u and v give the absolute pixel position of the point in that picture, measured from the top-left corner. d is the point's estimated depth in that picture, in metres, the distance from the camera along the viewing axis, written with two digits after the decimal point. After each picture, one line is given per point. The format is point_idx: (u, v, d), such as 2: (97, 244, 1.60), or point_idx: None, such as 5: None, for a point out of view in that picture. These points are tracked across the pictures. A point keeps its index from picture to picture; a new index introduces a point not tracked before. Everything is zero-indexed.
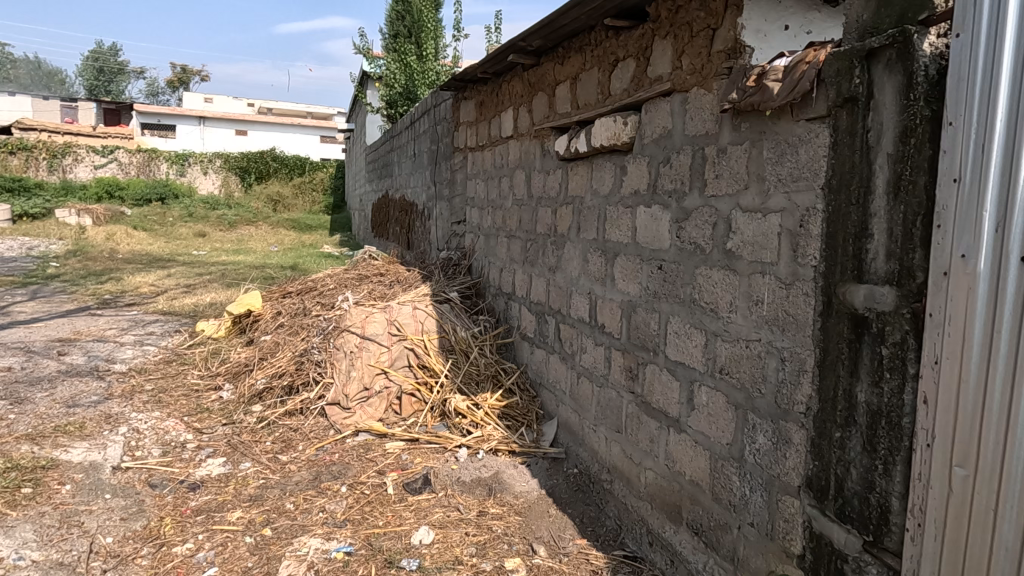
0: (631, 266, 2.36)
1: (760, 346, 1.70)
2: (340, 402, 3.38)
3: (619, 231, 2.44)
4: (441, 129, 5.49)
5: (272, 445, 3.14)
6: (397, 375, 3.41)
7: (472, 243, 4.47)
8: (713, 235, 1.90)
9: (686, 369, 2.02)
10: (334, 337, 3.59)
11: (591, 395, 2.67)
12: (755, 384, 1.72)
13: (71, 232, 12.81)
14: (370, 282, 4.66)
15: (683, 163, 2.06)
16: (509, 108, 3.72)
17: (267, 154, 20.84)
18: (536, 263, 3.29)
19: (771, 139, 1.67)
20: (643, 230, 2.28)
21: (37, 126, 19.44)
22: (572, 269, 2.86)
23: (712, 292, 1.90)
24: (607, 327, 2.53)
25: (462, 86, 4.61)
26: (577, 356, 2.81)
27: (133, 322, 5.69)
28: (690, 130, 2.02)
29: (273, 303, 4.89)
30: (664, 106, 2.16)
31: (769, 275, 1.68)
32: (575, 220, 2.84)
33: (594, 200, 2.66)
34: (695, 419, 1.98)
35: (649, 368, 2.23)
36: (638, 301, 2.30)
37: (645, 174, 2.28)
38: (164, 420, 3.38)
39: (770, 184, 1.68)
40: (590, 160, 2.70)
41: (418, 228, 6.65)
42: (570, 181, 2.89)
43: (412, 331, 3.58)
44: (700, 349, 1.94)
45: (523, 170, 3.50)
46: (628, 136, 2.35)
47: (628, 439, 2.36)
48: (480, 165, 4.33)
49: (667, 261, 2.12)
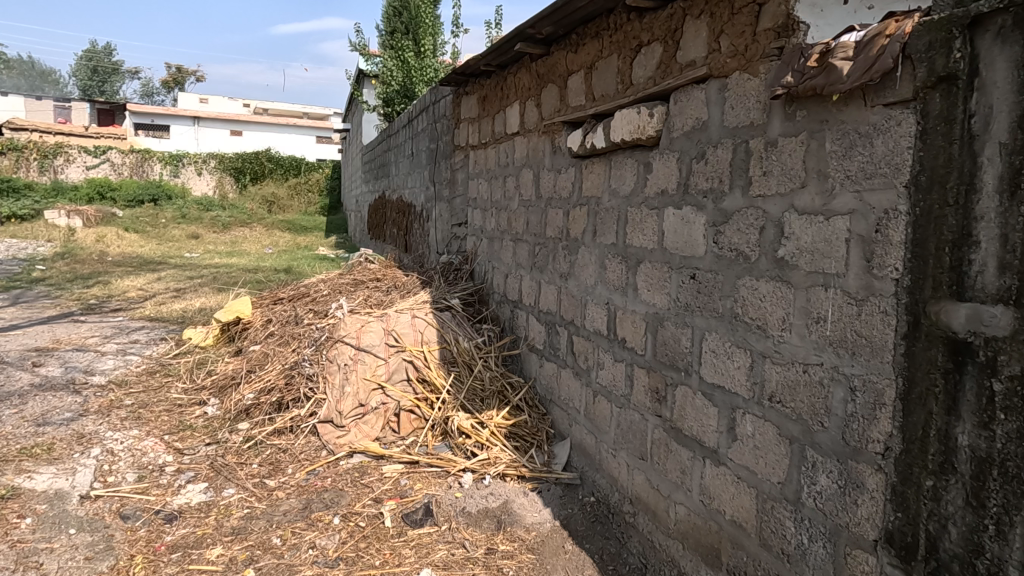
0: (657, 275, 2.11)
1: (822, 372, 1.45)
2: (333, 419, 3.12)
3: (643, 236, 2.20)
4: (441, 127, 5.24)
5: (258, 469, 2.88)
6: (395, 390, 3.17)
7: (475, 246, 4.21)
8: (759, 242, 1.66)
9: (727, 395, 1.77)
10: (327, 349, 3.33)
11: (610, 416, 2.42)
12: (816, 417, 1.47)
13: (61, 233, 12.54)
14: (366, 287, 4.40)
15: (721, 159, 1.80)
16: (515, 102, 3.47)
17: (262, 154, 20.57)
18: (545, 269, 3.04)
19: (837, 129, 1.42)
20: (672, 235, 2.03)
21: (29, 126, 19.15)
22: (588, 277, 2.61)
23: (759, 307, 1.65)
24: (629, 341, 2.28)
25: (463, 81, 4.37)
26: (593, 372, 2.56)
27: (117, 329, 5.42)
28: (730, 121, 1.77)
29: (264, 310, 4.63)
30: (698, 95, 1.91)
31: (833, 289, 1.43)
32: (590, 224, 2.59)
33: (613, 201, 2.41)
34: (737, 452, 1.73)
35: (680, 390, 1.98)
36: (666, 315, 2.05)
37: (674, 171, 2.02)
38: (142, 440, 3.12)
39: (834, 182, 1.43)
40: (608, 157, 2.45)
41: (416, 230, 6.40)
42: (584, 181, 2.64)
43: (411, 341, 3.34)
44: (745, 372, 1.70)
45: (531, 169, 3.25)
46: (655, 129, 2.10)
47: (655, 468, 2.11)
48: (483, 164, 4.07)
49: (702, 270, 1.88)
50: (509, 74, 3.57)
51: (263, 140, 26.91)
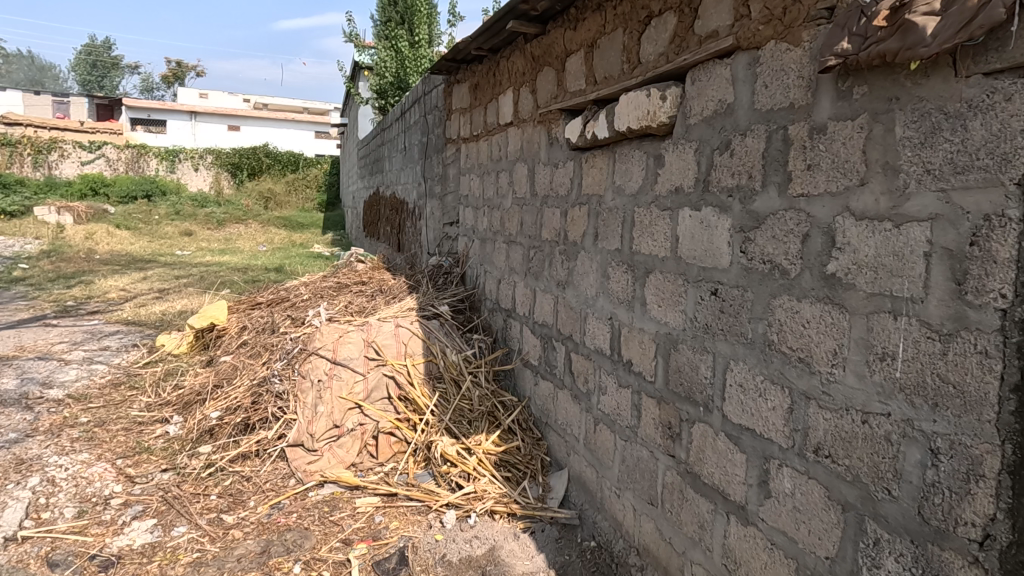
0: (670, 289, 1.78)
1: (889, 426, 1.12)
2: (304, 443, 2.80)
3: (654, 242, 1.86)
4: (433, 118, 4.90)
5: (216, 502, 2.56)
6: (373, 410, 2.86)
7: (467, 248, 3.87)
8: (801, 254, 1.32)
9: (759, 441, 1.44)
10: (300, 362, 3.05)
11: (613, 450, 2.09)
12: (881, 483, 1.14)
13: (49, 230, 12.22)
14: (349, 292, 4.07)
15: (752, 149, 1.47)
16: (509, 89, 3.13)
17: (258, 150, 20.21)
18: (541, 276, 2.71)
19: (912, 109, 1.08)
20: (689, 241, 1.69)
21: (22, 121, 18.86)
22: (588, 288, 2.27)
23: (801, 336, 1.32)
24: (636, 366, 1.95)
25: (454, 68, 4.04)
26: (594, 397, 2.23)
27: (89, 335, 5.08)
28: (763, 103, 1.43)
29: (240, 316, 4.30)
30: (722, 72, 1.57)
31: (905, 317, 1.10)
32: (591, 226, 2.26)
33: (617, 201, 2.07)
34: (771, 512, 1.40)
35: (698, 429, 1.65)
36: (681, 337, 1.72)
37: (692, 165, 1.69)
38: (91, 465, 2.80)
39: (908, 178, 1.09)
40: (611, 150, 2.12)
41: (409, 229, 6.05)
42: (584, 176, 2.31)
43: (394, 355, 3.04)
44: (782, 415, 1.37)
45: (526, 164, 2.91)
46: (668, 115, 1.76)
47: (666, 517, 1.79)
48: (476, 158, 3.73)
49: (726, 286, 1.54)
50: (502, 58, 3.23)
51: (261, 135, 26.54)
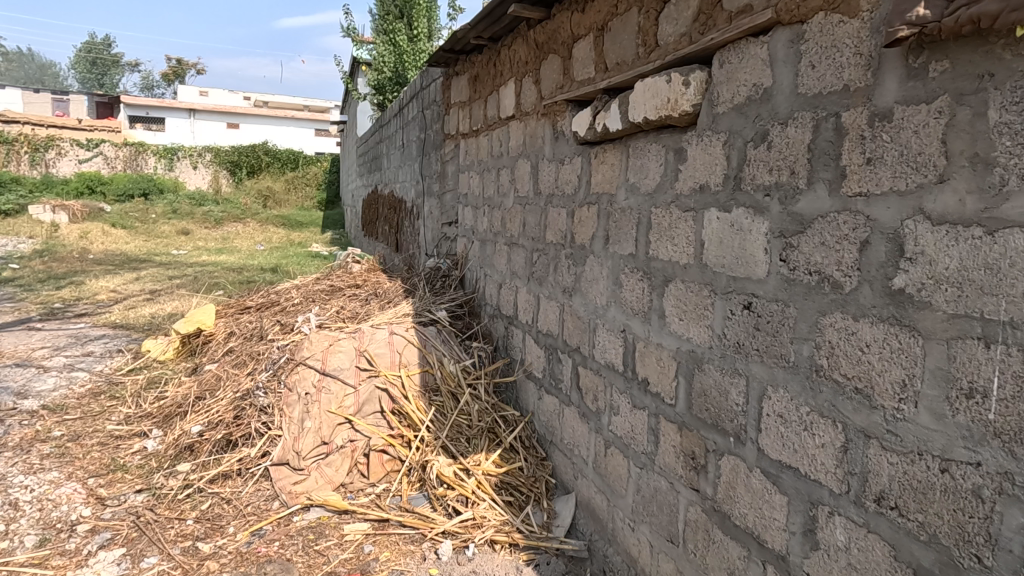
0: (693, 301, 1.57)
1: (980, 480, 0.91)
2: (289, 461, 2.60)
3: (674, 247, 1.65)
4: (431, 113, 4.68)
5: (193, 527, 2.35)
6: (365, 426, 2.66)
7: (465, 249, 3.66)
8: (858, 264, 1.11)
9: (804, 482, 1.23)
10: (286, 374, 2.86)
11: (626, 478, 1.88)
12: (968, 549, 0.93)
13: (44, 229, 12.03)
14: (343, 296, 3.87)
15: (794, 140, 1.25)
16: (511, 80, 2.92)
17: (257, 148, 19.98)
18: (545, 281, 2.50)
19: (1012, 88, 0.87)
20: (716, 247, 1.48)
21: (19, 118, 18.66)
22: (598, 297, 2.06)
23: (859, 363, 1.11)
24: (653, 386, 1.74)
25: (452, 59, 3.82)
26: (604, 417, 2.02)
27: (73, 339, 4.88)
28: (809, 86, 1.22)
29: (228, 321, 4.10)
30: (757, 52, 1.35)
31: (1002, 347, 0.89)
32: (601, 228, 2.05)
33: (631, 201, 1.86)
34: (820, 567, 1.19)
35: (727, 462, 1.45)
36: (707, 356, 1.51)
37: (719, 159, 1.48)
38: (59, 486, 2.59)
39: (1006, 175, 0.88)
40: (624, 143, 1.90)
41: (407, 228, 5.83)
42: (593, 173, 2.10)
43: (387, 365, 2.84)
44: (834, 454, 1.16)
45: (528, 160, 2.70)
46: (692, 103, 1.55)
47: (689, 558, 1.58)
48: (475, 154, 3.52)
49: (763, 300, 1.33)
50: (503, 47, 3.02)
51: (260, 133, 26.31)
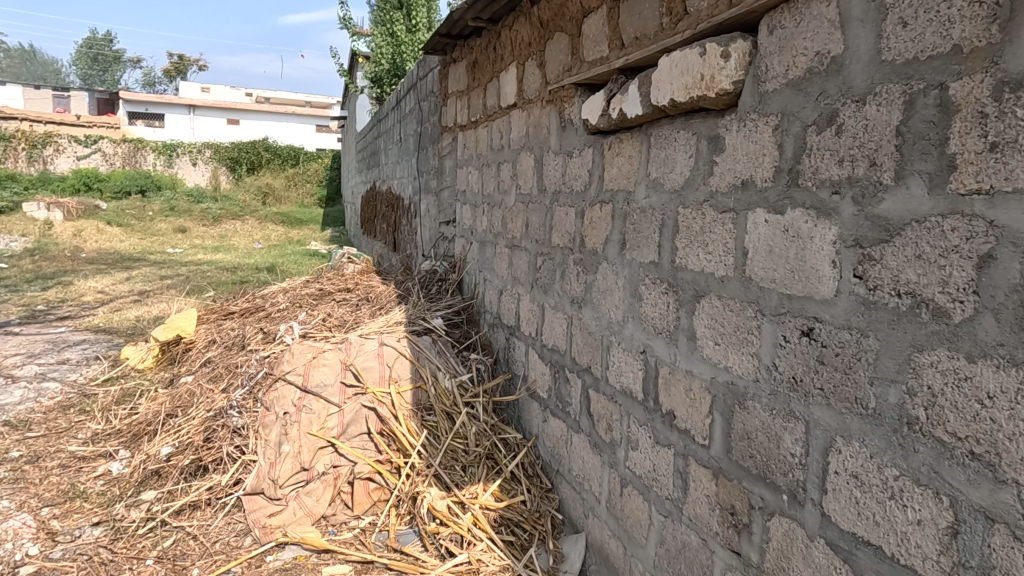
0: (733, 322, 1.29)
1: None
2: (264, 491, 2.33)
3: (707, 256, 1.37)
4: (428, 106, 4.40)
5: (152, 568, 2.08)
6: (349, 450, 2.39)
7: (464, 251, 3.38)
8: (976, 286, 0.82)
9: (890, 566, 0.95)
10: (264, 391, 2.62)
11: (647, 526, 1.60)
12: None
13: (37, 227, 11.78)
14: (331, 302, 3.59)
15: (875, 122, 0.97)
16: (512, 64, 2.63)
17: (258, 144, 19.70)
18: (551, 290, 2.22)
19: None
20: (764, 257, 1.20)
21: (16, 114, 18.43)
22: (612, 310, 1.78)
23: (977, 419, 0.82)
24: (681, 421, 1.46)
25: (449, 45, 3.54)
26: (620, 449, 1.74)
27: (51, 345, 4.62)
28: (897, 50, 0.93)
29: (209, 327, 3.85)
30: (822, 11, 1.06)
31: None
32: (616, 231, 1.76)
33: (653, 200, 1.58)
34: None
35: (778, 525, 1.16)
36: (752, 392, 1.23)
37: (768, 148, 1.19)
38: (8, 518, 2.32)
39: None
40: (644, 132, 1.62)
41: (404, 226, 5.55)
42: (607, 167, 1.82)
43: (375, 381, 2.57)
44: (938, 537, 0.87)
45: (531, 154, 2.42)
46: (732, 80, 1.26)
47: None
48: (474, 148, 3.24)
49: (830, 327, 1.05)
50: (504, 29, 2.73)
51: (261, 128, 26.03)
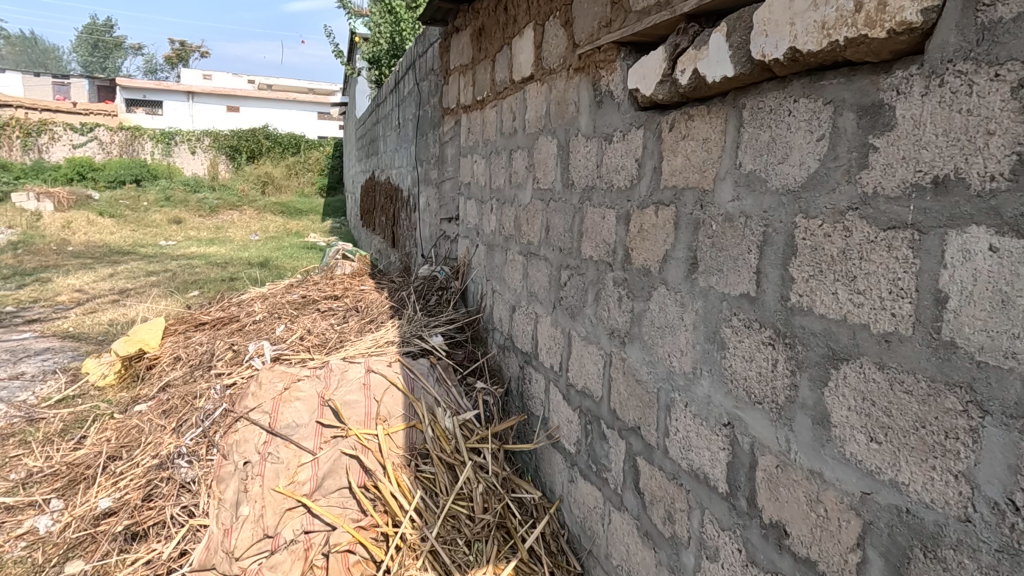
0: (911, 414, 0.78)
1: None
2: (216, 567, 1.84)
3: (856, 299, 0.86)
4: (428, 86, 3.89)
5: None
6: (324, 512, 1.89)
7: (468, 254, 2.87)
8: None
9: None
10: (222, 433, 2.16)
11: None
12: None
13: (25, 218, 11.29)
14: (314, 312, 3.11)
15: None
16: (528, 27, 2.11)
17: (258, 132, 19.13)
18: (581, 314, 1.71)
19: None
20: (987, 312, 0.69)
21: (10, 101, 17.92)
22: (675, 356, 1.27)
23: None
24: (800, 545, 0.96)
25: (450, 12, 3.02)
26: (688, 553, 1.24)
27: (8, 357, 4.12)
28: None
29: (177, 340, 3.39)
30: None
31: None
32: (681, 245, 1.25)
33: (747, 205, 1.07)
34: None
35: None
36: (957, 540, 0.73)
37: (999, 121, 0.68)
38: None
39: None
40: (731, 104, 1.11)
41: (403, 221, 5.04)
42: (667, 155, 1.30)
43: (359, 421, 2.12)
44: None
45: (553, 139, 1.90)
46: (920, 7, 0.74)
47: None
48: (479, 134, 2.72)
49: None
50: None
51: (261, 116, 25.45)
